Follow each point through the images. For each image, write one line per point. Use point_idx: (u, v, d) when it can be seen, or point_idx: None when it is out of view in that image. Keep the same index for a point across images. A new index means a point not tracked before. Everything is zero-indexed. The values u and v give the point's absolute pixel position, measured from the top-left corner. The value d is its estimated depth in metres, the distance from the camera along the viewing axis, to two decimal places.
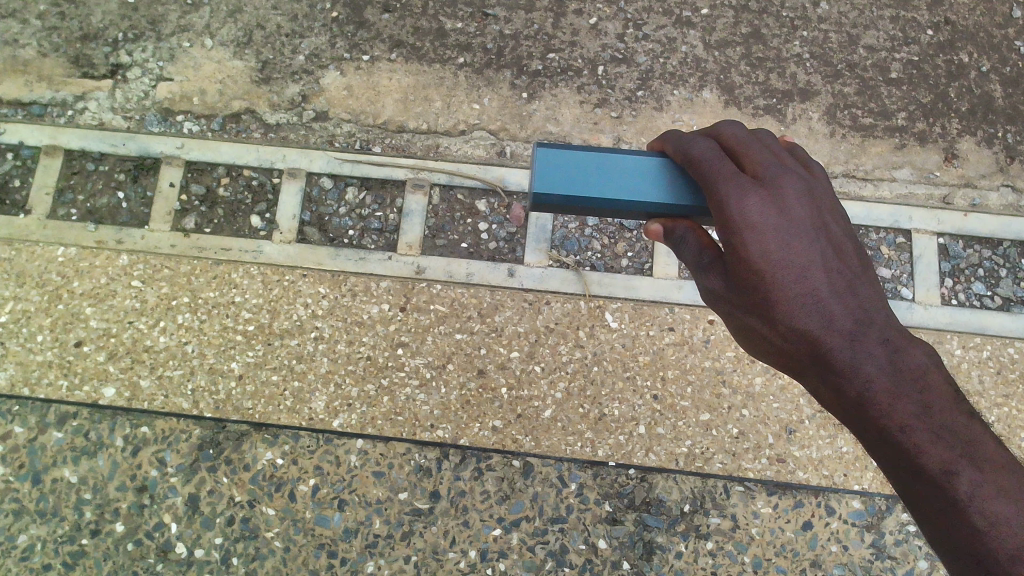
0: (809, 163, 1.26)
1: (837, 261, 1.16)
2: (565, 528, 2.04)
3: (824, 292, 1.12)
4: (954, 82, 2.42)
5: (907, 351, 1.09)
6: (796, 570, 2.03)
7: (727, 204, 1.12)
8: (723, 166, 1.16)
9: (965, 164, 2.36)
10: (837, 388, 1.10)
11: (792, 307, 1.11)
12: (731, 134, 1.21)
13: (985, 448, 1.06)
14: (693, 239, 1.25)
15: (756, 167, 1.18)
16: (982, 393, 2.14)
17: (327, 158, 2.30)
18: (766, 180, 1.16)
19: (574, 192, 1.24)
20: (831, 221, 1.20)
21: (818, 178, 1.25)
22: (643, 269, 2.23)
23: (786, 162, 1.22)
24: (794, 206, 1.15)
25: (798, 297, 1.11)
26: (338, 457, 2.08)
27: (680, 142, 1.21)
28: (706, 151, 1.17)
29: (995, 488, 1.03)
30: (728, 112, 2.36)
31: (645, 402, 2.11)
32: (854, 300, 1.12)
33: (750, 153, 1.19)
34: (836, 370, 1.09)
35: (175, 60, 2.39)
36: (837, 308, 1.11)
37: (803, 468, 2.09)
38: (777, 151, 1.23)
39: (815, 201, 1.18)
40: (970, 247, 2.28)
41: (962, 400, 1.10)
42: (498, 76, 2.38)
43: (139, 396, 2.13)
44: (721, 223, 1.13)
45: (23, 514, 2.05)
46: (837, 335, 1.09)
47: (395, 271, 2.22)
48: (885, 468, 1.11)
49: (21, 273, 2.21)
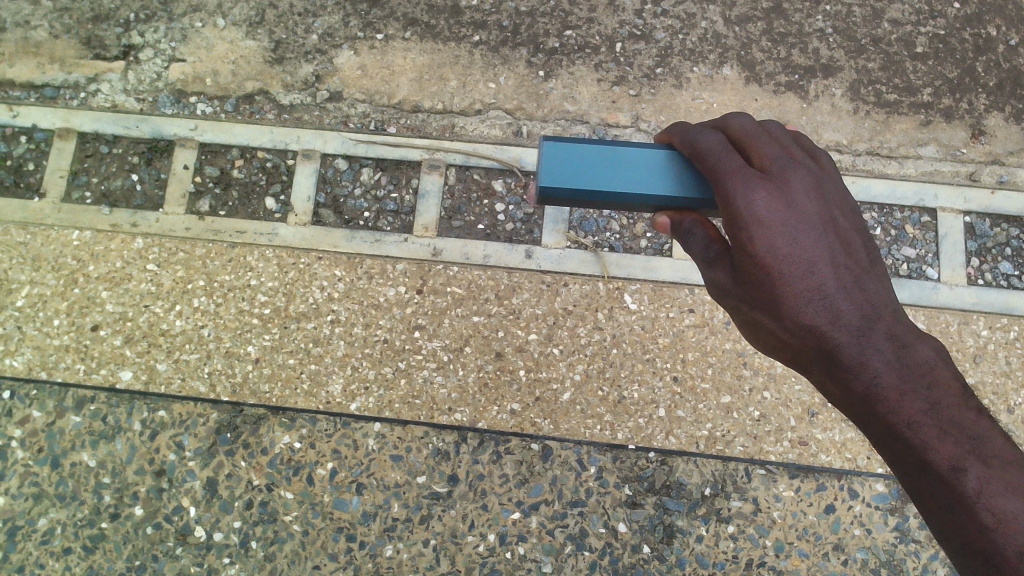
0: (819, 155, 1.22)
1: (846, 255, 1.12)
2: (585, 512, 2.03)
3: (830, 287, 1.09)
4: (981, 57, 2.36)
5: (914, 346, 1.07)
6: (818, 553, 2.01)
7: (734, 197, 1.09)
8: (728, 160, 1.12)
9: (992, 141, 2.31)
10: (843, 383, 1.07)
11: (798, 303, 1.08)
12: (740, 126, 1.18)
13: (995, 446, 1.03)
14: (699, 231, 1.22)
15: (764, 160, 1.14)
16: (1009, 374, 2.11)
17: (342, 139, 2.27)
18: (773, 173, 1.13)
19: (584, 185, 1.21)
20: (840, 214, 1.16)
21: (829, 170, 1.21)
22: (662, 249, 2.19)
23: (794, 155, 1.18)
24: (801, 199, 1.12)
25: (804, 292, 1.08)
26: (356, 441, 2.07)
27: (686, 134, 1.18)
28: (713, 144, 1.15)
29: (1006, 486, 1.00)
30: (749, 89, 2.31)
31: (665, 385, 2.09)
32: (861, 295, 1.09)
33: (759, 146, 1.16)
34: (842, 366, 1.07)
35: (188, 41, 2.36)
36: (844, 303, 1.08)
37: (826, 451, 2.06)
38: (786, 143, 1.19)
39: (823, 194, 1.15)
40: (998, 226, 2.23)
41: (972, 395, 1.07)
42: (514, 54, 2.34)
43: (156, 380, 2.12)
44: (726, 218, 1.10)
45: (43, 498, 2.05)
46: (842, 329, 1.07)
47: (411, 253, 2.20)
48: (892, 465, 1.08)
49: (36, 257, 2.20)
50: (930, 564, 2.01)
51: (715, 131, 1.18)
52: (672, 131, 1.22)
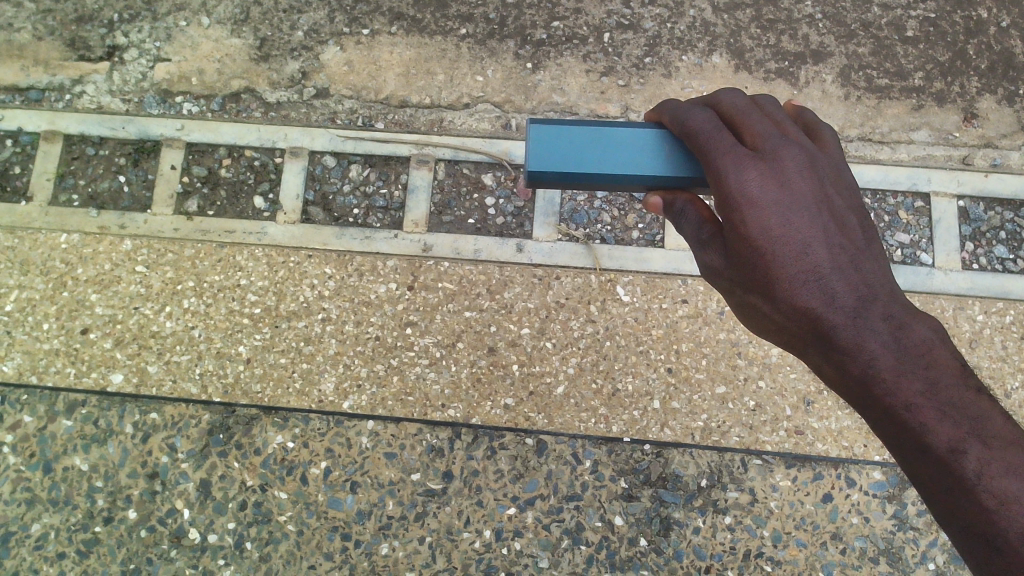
0: (818, 129, 1.18)
1: (841, 235, 1.10)
2: (580, 505, 2.01)
3: (826, 267, 1.06)
4: (973, 39, 2.34)
5: (911, 325, 1.04)
6: (816, 543, 2.00)
7: (726, 179, 1.07)
8: (721, 137, 1.10)
9: (985, 124, 2.29)
10: (839, 366, 1.05)
11: (793, 285, 1.06)
12: (731, 103, 1.15)
13: (995, 425, 1.01)
14: (692, 211, 1.21)
15: (756, 138, 1.11)
16: (1005, 359, 2.09)
17: (330, 136, 2.26)
18: (765, 151, 1.10)
19: (574, 167, 1.19)
20: (834, 193, 1.13)
21: (828, 144, 1.17)
22: (654, 240, 2.18)
23: (787, 131, 1.15)
24: (794, 178, 1.09)
25: (799, 273, 1.06)
26: (350, 439, 2.06)
27: (677, 113, 1.15)
28: (704, 122, 1.11)
29: (1005, 466, 0.98)
30: (738, 77, 2.30)
31: (659, 376, 2.08)
32: (856, 274, 1.07)
33: (751, 123, 1.12)
34: (838, 349, 1.04)
35: (172, 40, 2.34)
36: (840, 284, 1.05)
37: (822, 439, 2.05)
38: (778, 119, 1.16)
39: (816, 173, 1.12)
40: (992, 210, 2.21)
41: (971, 375, 1.04)
42: (502, 46, 2.32)
43: (147, 382, 2.11)
44: (719, 199, 1.08)
45: (36, 503, 2.04)
46: (839, 311, 1.04)
47: (401, 249, 2.18)
48: (891, 448, 1.06)
49: (25, 261, 2.18)
50: (929, 551, 2.00)
51: (707, 108, 1.15)
52: (662, 108, 1.19)
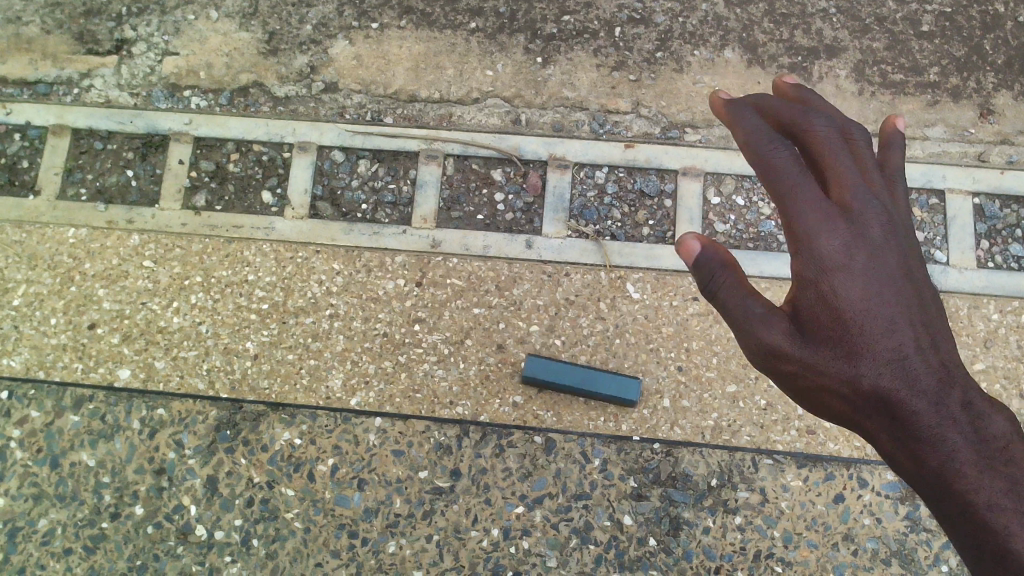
0: (894, 177, 1.09)
1: (923, 310, 0.99)
2: (589, 504, 1.99)
3: (908, 348, 0.95)
4: (989, 34, 2.31)
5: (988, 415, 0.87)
6: (828, 543, 1.97)
7: (808, 237, 1.02)
8: (801, 179, 1.03)
9: (1001, 120, 2.25)
10: (915, 462, 0.88)
11: (868, 364, 0.96)
12: (818, 137, 1.05)
13: None
14: (730, 276, 1.08)
15: (840, 188, 1.03)
16: (1021, 358, 2.07)
17: (338, 130, 2.24)
18: (849, 205, 1.02)
19: None
20: (913, 257, 1.03)
21: (902, 194, 1.07)
22: (665, 237, 2.16)
23: (874, 182, 1.05)
24: (874, 241, 1.02)
25: (881, 352, 0.96)
26: (357, 436, 2.05)
27: (756, 142, 1.07)
28: (784, 158, 1.04)
29: None
30: (750, 72, 2.27)
31: (669, 374, 2.06)
32: (937, 355, 0.94)
33: (837, 167, 1.04)
34: (912, 435, 0.89)
35: (180, 34, 2.33)
36: (921, 366, 0.93)
37: (834, 439, 2.03)
38: (868, 163, 1.06)
39: (899, 236, 1.03)
40: (1007, 207, 2.18)
41: None
42: (512, 41, 2.30)
43: (155, 377, 2.10)
44: (797, 257, 1.03)
45: (43, 499, 2.04)
46: (917, 396, 0.91)
47: (410, 245, 2.17)
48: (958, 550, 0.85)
49: (32, 255, 2.18)
50: (942, 552, 1.97)
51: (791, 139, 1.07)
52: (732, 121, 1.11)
